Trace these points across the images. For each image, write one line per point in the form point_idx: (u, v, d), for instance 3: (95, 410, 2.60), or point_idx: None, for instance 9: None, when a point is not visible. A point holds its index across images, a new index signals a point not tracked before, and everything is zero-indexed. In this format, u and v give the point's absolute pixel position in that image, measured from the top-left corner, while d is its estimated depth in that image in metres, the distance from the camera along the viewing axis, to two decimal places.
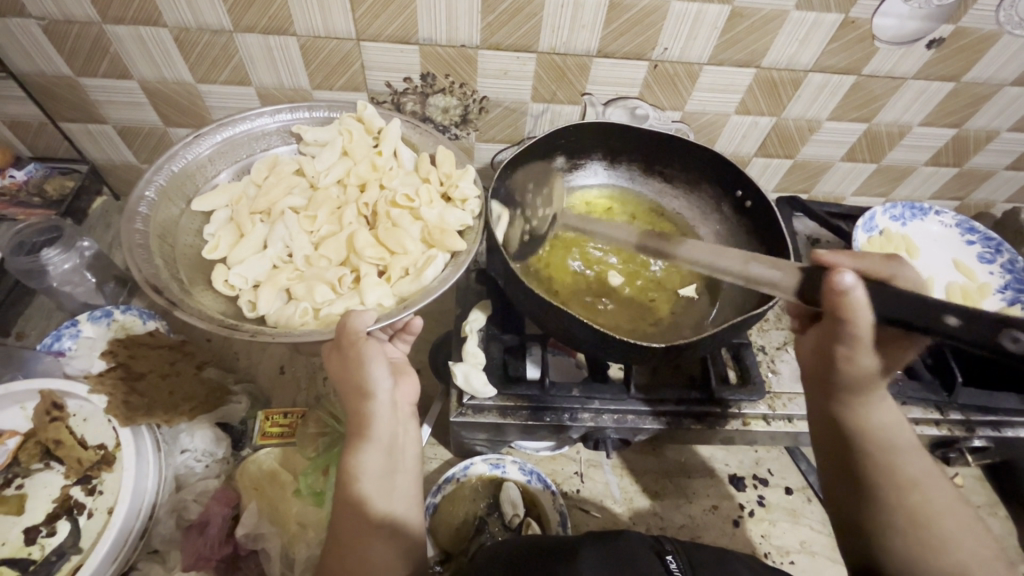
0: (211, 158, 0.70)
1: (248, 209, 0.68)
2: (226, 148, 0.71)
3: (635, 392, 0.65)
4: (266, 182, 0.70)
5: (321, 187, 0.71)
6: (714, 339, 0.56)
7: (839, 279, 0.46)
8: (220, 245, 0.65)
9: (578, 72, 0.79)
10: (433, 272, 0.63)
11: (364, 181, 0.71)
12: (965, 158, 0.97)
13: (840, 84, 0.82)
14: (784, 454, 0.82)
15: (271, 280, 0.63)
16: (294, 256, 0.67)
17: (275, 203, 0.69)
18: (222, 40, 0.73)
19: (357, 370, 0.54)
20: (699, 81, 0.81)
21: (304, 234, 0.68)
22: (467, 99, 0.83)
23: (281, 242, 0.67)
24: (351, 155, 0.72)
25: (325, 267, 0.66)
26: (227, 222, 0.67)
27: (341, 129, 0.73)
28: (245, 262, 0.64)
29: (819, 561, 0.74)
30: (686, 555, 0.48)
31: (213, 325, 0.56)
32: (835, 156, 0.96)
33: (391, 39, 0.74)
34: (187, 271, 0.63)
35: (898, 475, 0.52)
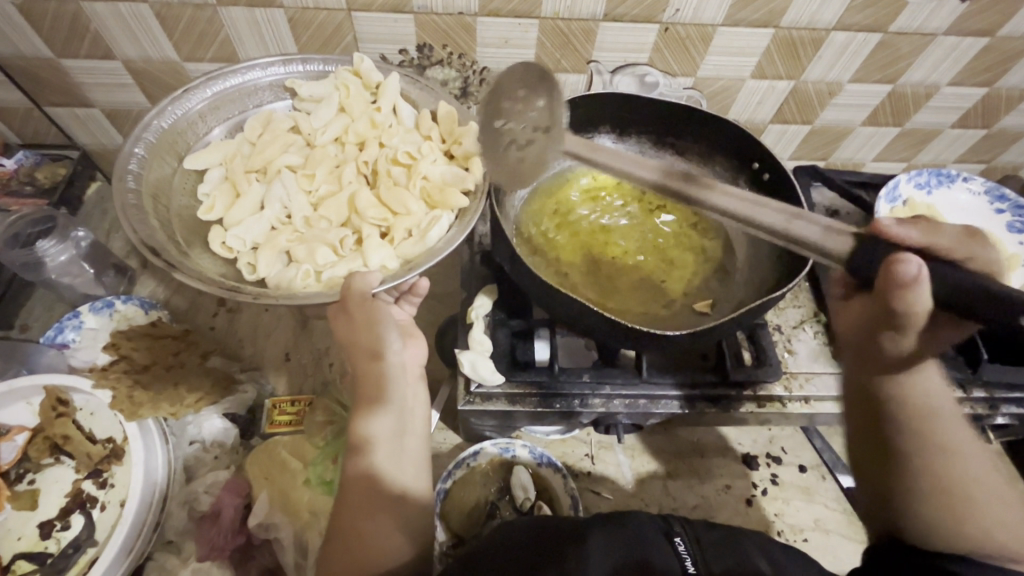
0: (202, 114, 0.66)
1: (243, 168, 0.65)
2: (218, 103, 0.67)
3: (647, 376, 0.63)
4: (261, 140, 0.66)
5: (319, 146, 0.68)
6: (733, 322, 0.54)
7: (904, 268, 0.41)
8: (216, 207, 0.62)
9: (584, 38, 0.75)
10: (439, 232, 0.60)
11: (363, 138, 0.68)
12: (994, 119, 0.91)
13: (865, 42, 0.77)
14: (798, 432, 0.81)
15: (270, 242, 0.61)
16: (293, 217, 0.64)
17: (271, 161, 0.66)
18: (207, 15, 0.69)
19: (366, 331, 0.53)
20: (712, 44, 0.76)
21: (302, 193, 0.66)
22: (467, 70, 0.79)
23: (279, 201, 0.64)
24: (348, 111, 0.68)
25: (326, 228, 0.63)
26: (222, 181, 0.64)
27: (337, 83, 0.69)
28: (243, 223, 0.62)
29: (833, 538, 0.74)
30: (695, 536, 0.47)
31: (214, 288, 0.53)
32: (856, 121, 0.91)
33: (384, 8, 0.70)
34: (184, 234, 0.60)
35: (937, 451, 0.47)
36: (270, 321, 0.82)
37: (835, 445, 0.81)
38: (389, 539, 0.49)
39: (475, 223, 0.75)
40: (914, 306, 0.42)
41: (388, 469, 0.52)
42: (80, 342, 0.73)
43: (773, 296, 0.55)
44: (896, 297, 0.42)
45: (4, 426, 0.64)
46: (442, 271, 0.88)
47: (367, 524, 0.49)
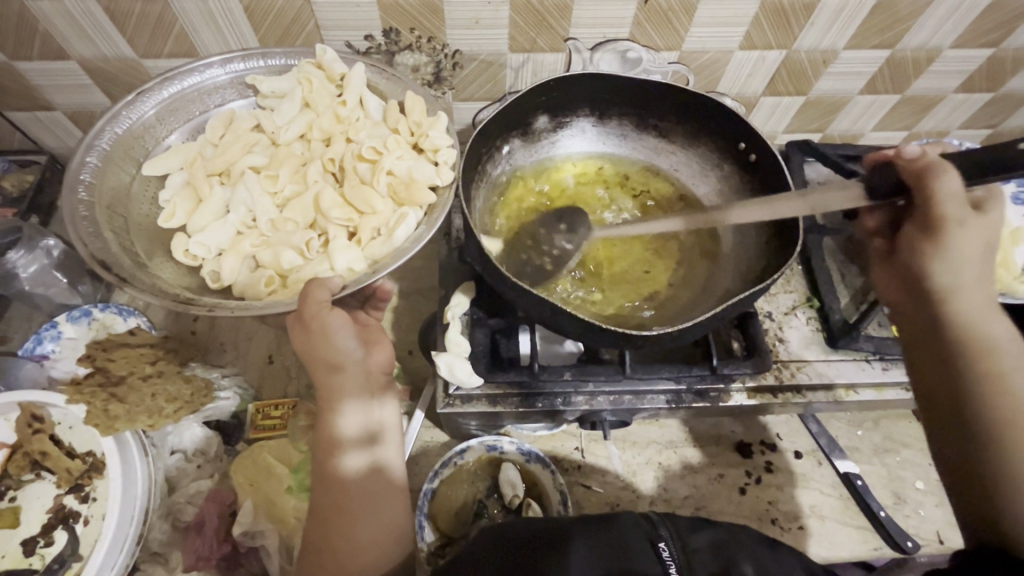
0: (158, 117, 0.63)
1: (204, 171, 0.61)
2: (174, 104, 0.63)
3: (631, 372, 0.61)
4: (223, 141, 0.63)
5: (284, 144, 0.65)
6: (715, 318, 0.52)
7: (908, 155, 0.48)
8: (177, 213, 0.59)
9: (559, 15, 0.70)
10: (406, 230, 0.58)
11: (328, 134, 0.65)
12: (1001, 82, 0.86)
13: (860, 6, 0.72)
14: (794, 417, 0.79)
15: (233, 247, 0.58)
16: (258, 220, 0.61)
17: (233, 163, 0.62)
18: (158, 8, 0.66)
19: (323, 345, 0.50)
20: (696, 15, 0.72)
21: (266, 196, 0.62)
22: (438, 55, 0.75)
23: (245, 205, 0.61)
24: (313, 106, 0.65)
25: (292, 231, 0.61)
26: (184, 187, 0.61)
27: (300, 77, 0.65)
28: (206, 229, 0.59)
29: (829, 525, 0.72)
30: (680, 539, 0.45)
31: (167, 300, 0.51)
32: (853, 89, 0.86)
33: None
34: (146, 244, 0.58)
35: (1007, 399, 0.43)
36: (250, 324, 0.80)
37: (832, 430, 0.79)
38: (360, 549, 0.49)
39: (452, 217, 0.72)
40: (942, 197, 0.46)
41: (355, 477, 0.52)
42: (60, 353, 0.72)
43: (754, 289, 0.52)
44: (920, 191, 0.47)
45: None
46: (425, 265, 0.86)
47: (338, 538, 0.49)
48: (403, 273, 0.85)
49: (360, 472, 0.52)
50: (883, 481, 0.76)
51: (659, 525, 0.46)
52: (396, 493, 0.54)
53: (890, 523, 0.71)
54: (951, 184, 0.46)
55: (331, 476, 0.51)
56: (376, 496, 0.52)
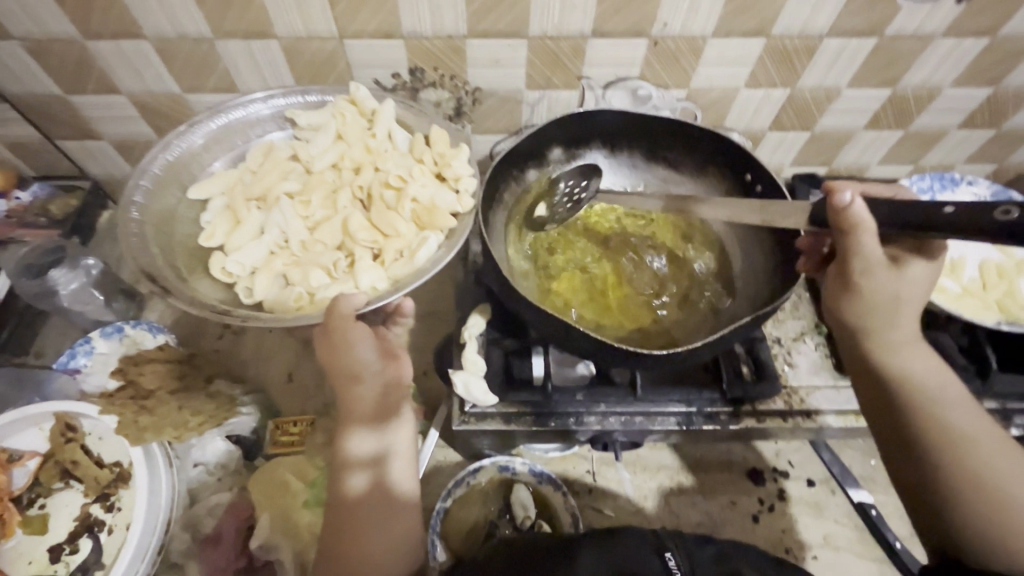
0: (205, 146, 0.68)
1: (243, 196, 0.65)
2: (221, 135, 0.68)
3: (642, 395, 0.63)
4: (262, 169, 0.67)
5: (317, 172, 0.69)
6: (724, 339, 0.54)
7: (838, 198, 0.43)
8: (216, 233, 0.63)
9: (574, 55, 0.75)
10: (429, 252, 0.61)
11: (359, 164, 0.69)
12: (1002, 119, 0.89)
13: (860, 48, 0.76)
14: (806, 445, 0.79)
15: (267, 266, 0.62)
16: (290, 242, 0.65)
17: (270, 189, 0.67)
18: (205, 49, 0.72)
19: (346, 354, 0.53)
20: (704, 56, 0.76)
21: (299, 219, 0.66)
22: (459, 91, 0.80)
23: (279, 227, 0.65)
24: (345, 138, 0.69)
25: (321, 252, 0.64)
26: (224, 209, 0.65)
27: (334, 111, 0.70)
28: (242, 249, 0.62)
29: (843, 556, 0.72)
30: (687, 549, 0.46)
31: (205, 311, 0.55)
32: (857, 125, 0.89)
33: (375, 35, 0.72)
34: (185, 261, 0.62)
35: (945, 441, 0.49)
36: (272, 342, 0.83)
37: (845, 459, 0.79)
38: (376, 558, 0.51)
39: (469, 242, 0.75)
40: (864, 238, 0.44)
41: (366, 488, 0.54)
42: (92, 367, 0.75)
43: (765, 310, 0.54)
44: (845, 226, 0.44)
45: (18, 452, 0.66)
46: (441, 289, 0.89)
47: (356, 548, 0.51)
48: (420, 297, 0.88)
49: (373, 484, 0.54)
50: (898, 512, 0.75)
51: (664, 536, 0.46)
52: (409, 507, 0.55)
53: (904, 553, 0.69)
54: (870, 214, 0.43)
55: (344, 485, 0.54)
56: (388, 508, 0.54)
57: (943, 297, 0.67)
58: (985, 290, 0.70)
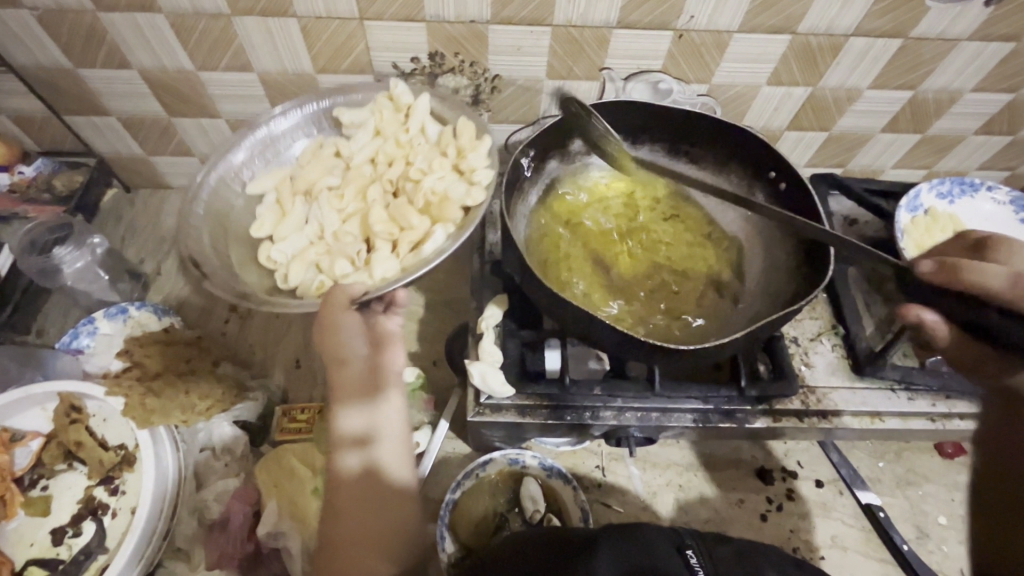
0: (259, 145, 0.69)
1: (290, 191, 0.66)
2: (273, 134, 0.69)
3: (660, 391, 0.61)
4: (307, 165, 0.68)
5: (355, 167, 0.68)
6: (747, 338, 0.54)
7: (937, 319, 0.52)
8: (263, 224, 0.64)
9: (597, 45, 0.74)
10: (441, 241, 0.60)
11: (393, 158, 0.68)
12: (1020, 126, 0.89)
13: (885, 48, 0.75)
14: (815, 446, 0.79)
15: (300, 254, 0.62)
16: (324, 232, 0.64)
17: (314, 183, 0.67)
18: (221, 25, 0.70)
19: (330, 339, 0.54)
20: (728, 51, 0.75)
21: (335, 212, 0.66)
22: (478, 78, 0.79)
23: (318, 221, 0.65)
24: (383, 133, 0.68)
25: (348, 242, 0.63)
26: (273, 203, 0.66)
27: (374, 108, 0.69)
28: (286, 239, 0.63)
29: (850, 556, 0.72)
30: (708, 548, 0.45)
31: (227, 295, 0.57)
32: (876, 127, 0.89)
33: (396, 17, 0.70)
34: (240, 252, 0.64)
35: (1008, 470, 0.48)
36: (281, 328, 0.82)
37: (853, 460, 0.79)
38: (365, 543, 0.50)
39: (485, 232, 0.74)
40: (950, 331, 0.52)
41: (354, 472, 0.52)
42: (95, 348, 0.73)
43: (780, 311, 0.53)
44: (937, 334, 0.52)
45: (20, 431, 0.65)
46: (452, 279, 0.88)
47: (345, 533, 0.50)
48: (430, 286, 0.87)
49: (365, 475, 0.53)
50: (905, 514, 0.75)
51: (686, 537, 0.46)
52: (396, 498, 0.53)
53: (913, 556, 0.69)
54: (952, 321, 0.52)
55: (334, 467, 0.53)
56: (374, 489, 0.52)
57: None
58: None
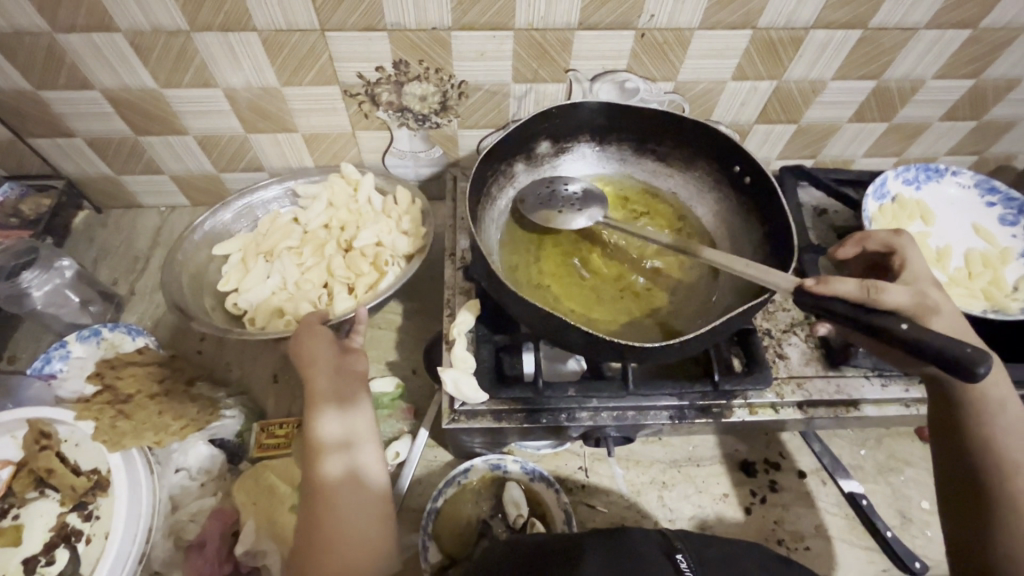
0: (232, 220, 0.82)
1: (255, 251, 0.77)
2: (245, 209, 0.83)
3: (634, 389, 0.60)
4: (270, 231, 0.79)
5: (312, 232, 0.79)
6: (713, 332, 0.54)
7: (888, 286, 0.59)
8: (232, 279, 0.75)
9: (561, 47, 0.74)
10: (389, 282, 0.73)
11: (345, 222, 0.79)
12: (983, 110, 0.90)
13: (845, 40, 0.76)
14: (797, 437, 0.79)
15: (266, 302, 0.73)
16: (287, 282, 0.75)
17: (275, 245, 0.78)
18: (181, 42, 0.70)
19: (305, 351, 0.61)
20: (690, 48, 0.76)
21: (296, 267, 0.77)
22: (445, 85, 0.79)
23: (282, 274, 0.75)
24: (335, 204, 0.80)
25: (309, 288, 0.75)
26: (240, 262, 0.78)
27: (327, 184, 0.81)
28: (253, 290, 0.74)
29: (835, 545, 0.72)
30: (695, 551, 0.45)
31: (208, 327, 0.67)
32: (842, 117, 0.90)
33: (357, 27, 0.70)
34: (209, 300, 0.76)
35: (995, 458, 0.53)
36: (257, 343, 0.81)
37: (835, 449, 0.79)
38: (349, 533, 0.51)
39: (457, 238, 0.74)
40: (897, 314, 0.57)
41: (333, 466, 0.55)
42: (67, 372, 0.73)
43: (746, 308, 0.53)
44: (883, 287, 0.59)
45: None
46: (429, 286, 0.88)
47: (330, 527, 0.51)
48: (407, 294, 0.87)
49: (344, 473, 0.55)
50: (888, 501, 0.75)
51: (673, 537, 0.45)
52: (372, 490, 0.55)
53: (896, 542, 0.69)
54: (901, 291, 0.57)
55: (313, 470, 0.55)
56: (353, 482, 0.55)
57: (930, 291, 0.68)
58: (971, 280, 0.70)
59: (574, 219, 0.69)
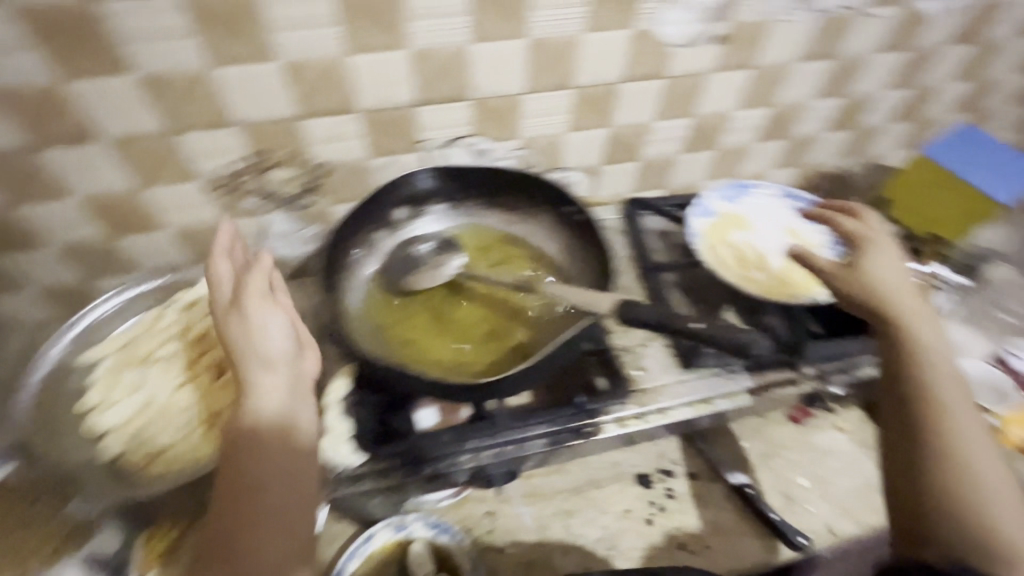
0: (107, 320, 0.83)
1: (127, 361, 0.79)
2: (120, 312, 0.84)
3: (505, 424, 0.65)
4: (145, 337, 0.81)
5: (189, 342, 0.80)
6: (543, 363, 0.63)
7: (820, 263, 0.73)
8: (95, 395, 0.76)
9: (406, 122, 0.82)
10: None
11: (223, 334, 0.80)
12: (788, 130, 1.05)
13: (653, 88, 0.89)
14: (684, 441, 0.85)
15: (129, 424, 0.74)
16: (150, 404, 0.75)
17: (151, 353, 0.79)
18: (27, 161, 0.71)
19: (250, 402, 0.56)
20: (524, 109, 0.85)
21: (166, 382, 0.77)
22: (306, 168, 0.83)
23: (149, 391, 0.76)
24: (216, 312, 0.82)
25: (173, 413, 0.75)
26: (109, 373, 0.78)
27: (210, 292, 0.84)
28: (117, 407, 0.75)
29: (731, 538, 0.76)
30: None
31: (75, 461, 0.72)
32: (676, 151, 1.02)
33: (208, 125, 0.74)
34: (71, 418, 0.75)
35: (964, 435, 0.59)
36: None
37: (720, 447, 0.85)
38: None
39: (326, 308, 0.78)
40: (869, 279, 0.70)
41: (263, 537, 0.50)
42: None
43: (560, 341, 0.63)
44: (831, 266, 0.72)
45: None
46: None
47: None
48: None
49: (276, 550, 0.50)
50: (772, 485, 0.81)
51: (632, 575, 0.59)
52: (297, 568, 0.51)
53: (780, 523, 0.76)
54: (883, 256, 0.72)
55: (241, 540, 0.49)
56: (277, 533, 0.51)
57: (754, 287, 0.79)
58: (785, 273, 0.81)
59: (439, 273, 0.75)
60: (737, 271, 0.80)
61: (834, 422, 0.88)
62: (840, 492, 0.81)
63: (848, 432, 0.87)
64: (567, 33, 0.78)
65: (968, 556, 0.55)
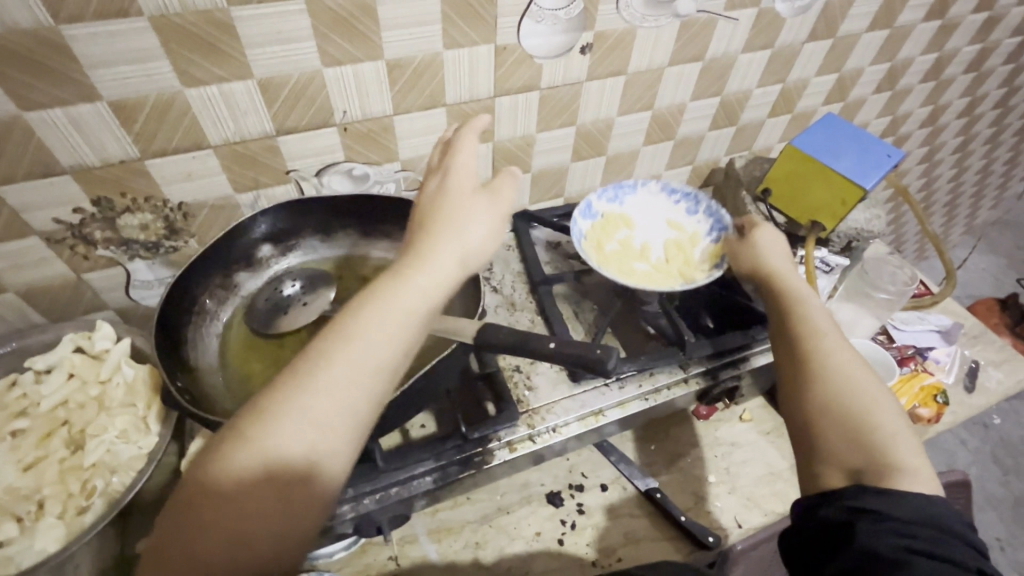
0: None
1: None
2: None
3: (386, 466, 0.62)
4: None
5: (45, 414, 0.72)
6: (414, 396, 0.60)
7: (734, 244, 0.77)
8: None
9: (269, 154, 0.77)
10: (113, 492, 0.66)
11: (86, 401, 0.73)
12: (673, 131, 1.07)
13: (529, 100, 0.88)
14: (594, 451, 0.84)
15: None
16: None
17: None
18: None
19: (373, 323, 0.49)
20: (396, 131, 0.83)
21: (11, 464, 0.68)
22: (163, 210, 0.77)
23: None
24: (78, 376, 0.74)
25: (17, 499, 0.65)
26: None
27: (68, 356, 0.76)
28: None
29: (643, 547, 0.75)
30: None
31: None
32: (565, 160, 1.02)
33: (31, 175, 0.67)
34: None
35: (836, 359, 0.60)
36: None
37: (629, 453, 0.84)
38: None
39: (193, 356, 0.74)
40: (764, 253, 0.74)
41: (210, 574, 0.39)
42: None
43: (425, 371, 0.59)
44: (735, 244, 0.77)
45: None
46: None
47: None
48: None
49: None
50: (681, 486, 0.82)
51: None
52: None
53: (691, 524, 0.76)
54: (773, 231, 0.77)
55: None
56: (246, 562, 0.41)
57: (639, 280, 0.78)
58: (669, 263, 0.82)
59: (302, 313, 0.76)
60: (619, 265, 0.80)
61: (738, 414, 0.90)
62: (747, 483, 0.82)
63: (751, 423, 0.89)
64: (427, 52, 0.75)
65: (866, 472, 0.53)
